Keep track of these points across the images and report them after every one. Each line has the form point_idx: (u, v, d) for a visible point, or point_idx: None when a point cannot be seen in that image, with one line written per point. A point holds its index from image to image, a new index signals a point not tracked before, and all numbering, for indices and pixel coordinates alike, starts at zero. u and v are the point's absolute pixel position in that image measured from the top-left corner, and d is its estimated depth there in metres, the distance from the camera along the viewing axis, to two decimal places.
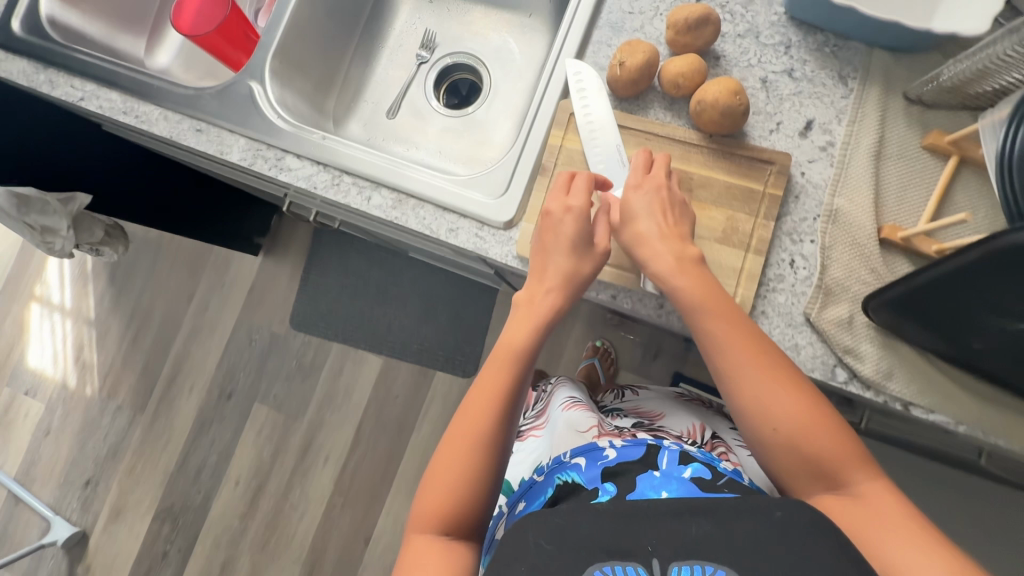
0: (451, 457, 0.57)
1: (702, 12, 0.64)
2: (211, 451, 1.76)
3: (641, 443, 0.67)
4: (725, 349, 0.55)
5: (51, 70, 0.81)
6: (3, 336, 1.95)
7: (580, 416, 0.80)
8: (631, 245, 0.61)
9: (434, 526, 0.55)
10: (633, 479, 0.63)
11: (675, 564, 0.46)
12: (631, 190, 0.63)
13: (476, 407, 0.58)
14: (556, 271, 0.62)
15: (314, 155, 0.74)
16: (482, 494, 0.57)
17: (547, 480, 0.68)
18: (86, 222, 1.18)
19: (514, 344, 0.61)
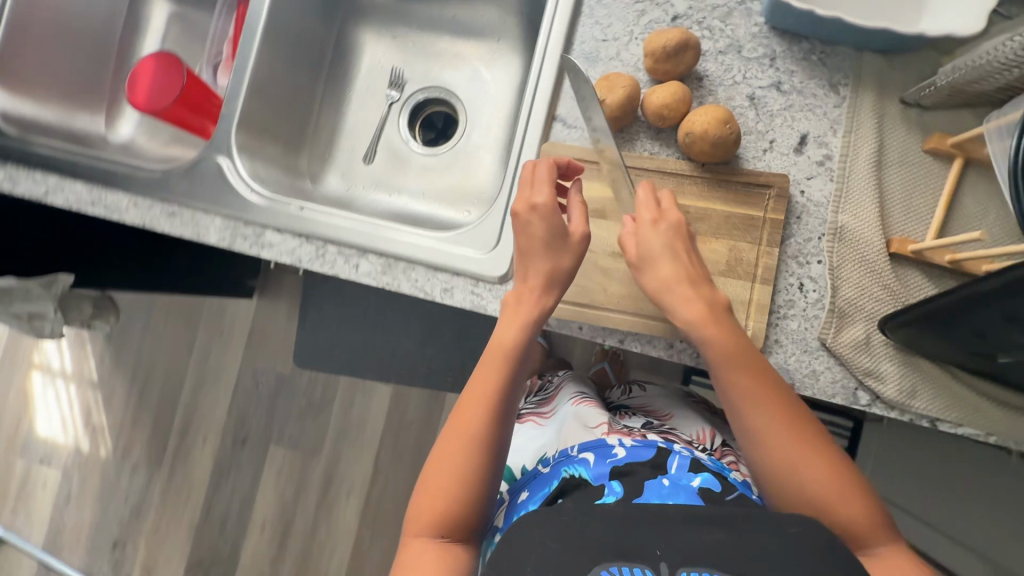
0: (448, 463, 0.56)
1: (680, 38, 0.61)
2: (234, 499, 1.75)
3: (651, 446, 0.67)
4: (753, 406, 0.53)
5: (9, 166, 0.78)
6: (8, 408, 1.92)
7: (591, 413, 0.79)
8: (660, 291, 0.57)
9: (433, 530, 0.55)
10: (642, 482, 0.61)
11: (685, 569, 0.45)
12: (648, 228, 0.58)
13: (469, 410, 0.57)
14: (539, 271, 0.60)
15: (294, 227, 0.71)
16: (480, 498, 0.56)
17: (553, 473, 0.66)
18: (74, 300, 1.15)
19: (502, 345, 0.59)
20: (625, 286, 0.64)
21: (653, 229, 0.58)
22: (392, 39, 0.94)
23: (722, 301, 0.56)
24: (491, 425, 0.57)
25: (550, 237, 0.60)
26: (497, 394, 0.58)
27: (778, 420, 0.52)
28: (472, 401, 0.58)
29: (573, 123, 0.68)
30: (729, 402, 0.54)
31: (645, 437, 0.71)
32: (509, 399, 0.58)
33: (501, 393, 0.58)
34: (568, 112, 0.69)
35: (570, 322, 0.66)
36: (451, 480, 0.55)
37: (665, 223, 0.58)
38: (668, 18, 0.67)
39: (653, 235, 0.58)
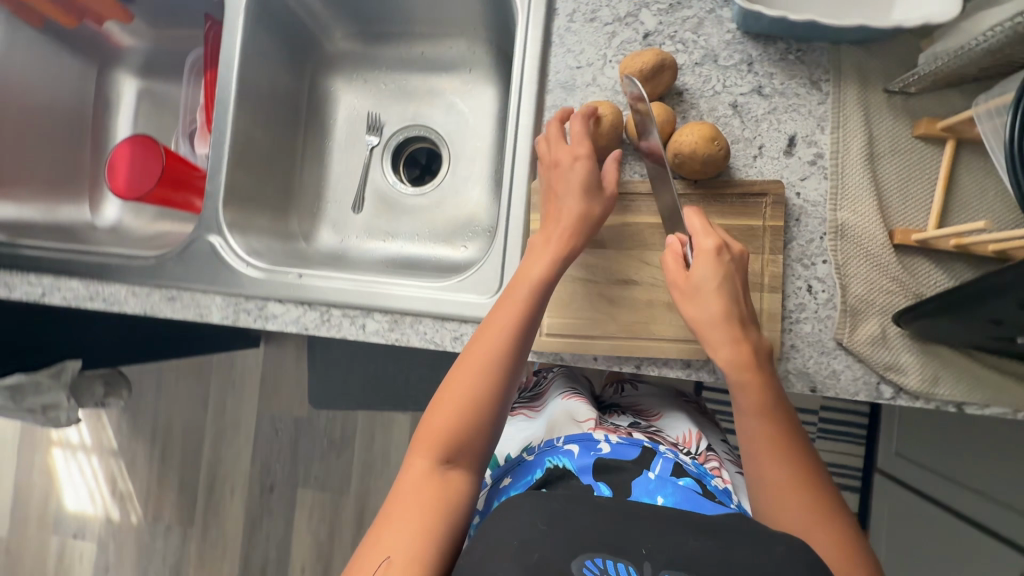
0: (459, 388, 0.57)
1: (656, 60, 0.60)
2: (270, 546, 1.76)
3: (635, 445, 0.70)
4: (774, 458, 0.54)
5: (2, 272, 0.77)
6: (33, 488, 1.92)
7: (580, 407, 0.80)
8: (710, 322, 0.56)
9: (436, 450, 0.55)
10: (627, 480, 0.64)
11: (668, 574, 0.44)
12: (709, 258, 0.55)
13: (490, 336, 0.59)
14: (570, 213, 0.61)
15: (296, 296, 0.71)
16: (483, 429, 0.57)
17: (536, 461, 0.69)
18: (85, 384, 1.15)
19: (529, 275, 0.60)
20: (634, 312, 0.64)
21: (713, 259, 0.55)
22: (365, 85, 0.94)
23: (767, 348, 0.56)
24: (506, 361, 0.58)
25: (575, 185, 0.62)
26: (511, 332, 0.59)
27: (797, 476, 0.53)
28: (485, 333, 0.59)
29: None
30: (751, 449, 0.55)
31: (630, 434, 0.74)
32: (525, 339, 0.59)
33: (516, 329, 0.59)
34: None
35: (584, 355, 0.66)
36: (459, 404, 0.56)
37: (726, 258, 0.56)
38: (639, 36, 0.66)
39: (713, 268, 0.55)
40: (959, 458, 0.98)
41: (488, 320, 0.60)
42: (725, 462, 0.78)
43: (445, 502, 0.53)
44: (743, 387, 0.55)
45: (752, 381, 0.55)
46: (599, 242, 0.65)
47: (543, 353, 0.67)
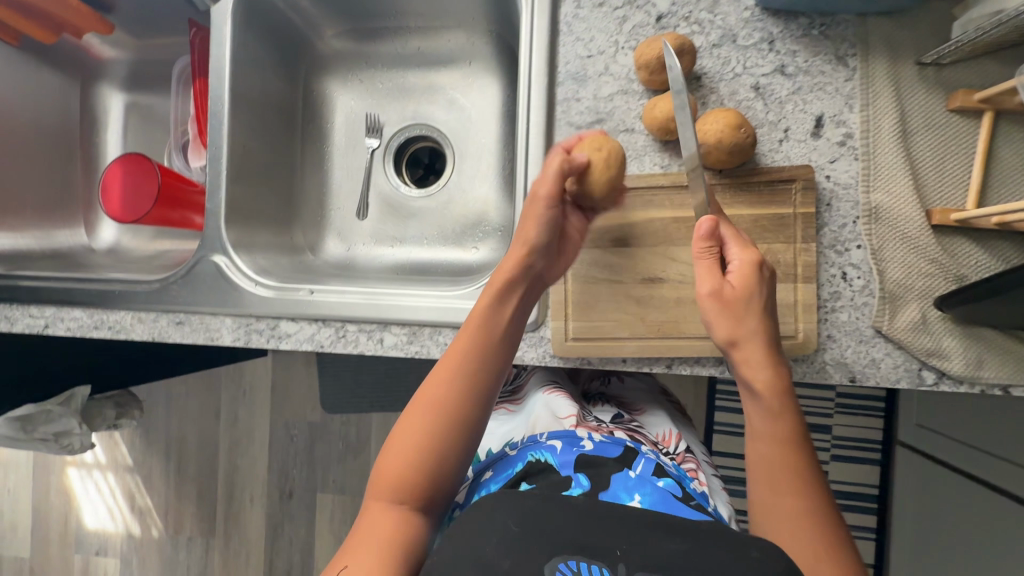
0: (416, 430, 0.56)
1: (675, 44, 0.57)
2: (293, 551, 1.76)
3: (619, 442, 0.63)
4: (789, 488, 0.51)
5: (2, 305, 0.75)
6: (51, 508, 1.91)
7: (562, 403, 0.74)
8: (755, 337, 0.54)
9: (392, 494, 0.55)
10: (606, 476, 0.57)
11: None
12: (749, 275, 0.55)
13: (444, 375, 0.58)
14: (512, 263, 0.62)
15: (309, 313, 0.69)
16: (443, 473, 0.56)
17: (519, 455, 0.64)
18: (95, 408, 1.13)
19: (480, 315, 0.60)
20: (663, 312, 0.61)
21: (753, 274, 0.55)
22: (361, 85, 0.90)
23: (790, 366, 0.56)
24: (465, 402, 0.58)
25: (546, 236, 0.61)
26: (466, 369, 0.58)
27: (812, 508, 0.50)
28: (440, 372, 0.59)
29: None
30: (761, 477, 0.53)
31: (613, 432, 0.67)
32: (485, 376, 0.59)
33: (471, 370, 0.58)
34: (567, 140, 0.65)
35: (612, 357, 0.63)
36: (417, 450, 0.56)
37: (764, 276, 0.55)
38: (652, 19, 0.63)
39: (750, 284, 0.55)
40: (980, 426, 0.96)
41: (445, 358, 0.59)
42: (703, 466, 0.73)
43: (404, 552, 0.52)
44: (774, 411, 0.54)
45: (782, 405, 0.54)
46: (623, 240, 0.62)
47: (569, 358, 0.65)
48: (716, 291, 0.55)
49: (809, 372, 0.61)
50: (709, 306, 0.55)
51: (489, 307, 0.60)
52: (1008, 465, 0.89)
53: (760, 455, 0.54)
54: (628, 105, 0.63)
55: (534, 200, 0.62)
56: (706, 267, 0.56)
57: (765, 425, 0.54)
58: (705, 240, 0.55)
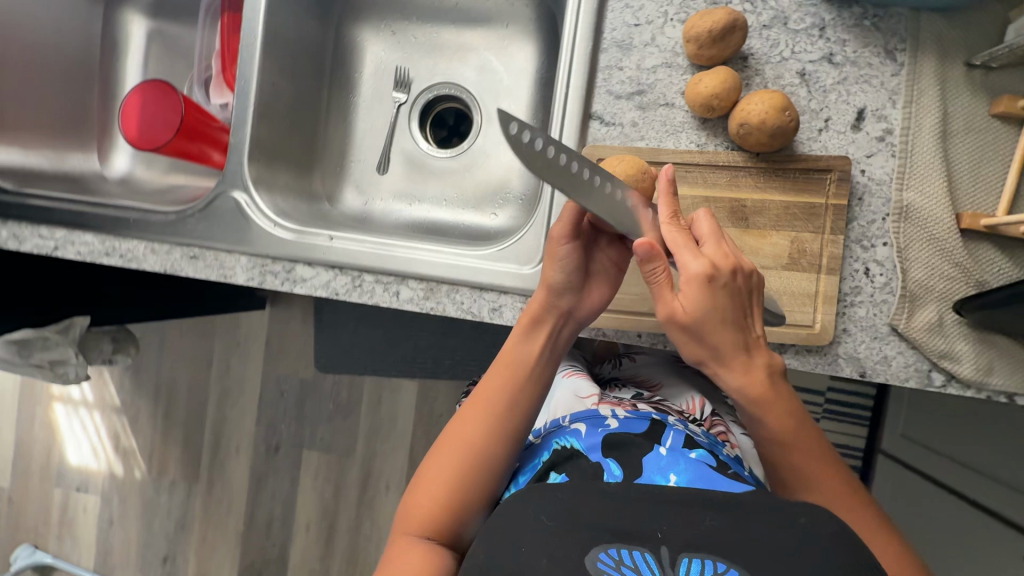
0: (444, 469, 0.58)
1: (728, 19, 0.56)
2: (275, 504, 1.77)
3: (645, 418, 0.65)
4: (806, 487, 0.54)
5: (12, 223, 0.73)
6: (34, 441, 1.91)
7: (582, 384, 0.78)
8: (715, 356, 0.50)
9: (419, 528, 0.57)
10: (636, 457, 0.58)
11: (686, 556, 0.43)
12: (694, 288, 0.49)
13: (471, 416, 0.60)
14: (537, 304, 0.61)
15: (327, 259, 0.68)
16: (472, 509, 0.58)
17: (544, 445, 0.64)
18: (92, 341, 1.12)
19: (510, 355, 0.62)
20: None
21: (702, 288, 0.49)
22: (393, 36, 0.88)
23: (781, 369, 0.52)
24: (492, 443, 0.59)
25: (574, 278, 0.60)
26: (494, 408, 0.60)
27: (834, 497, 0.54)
28: (468, 413, 0.61)
29: (611, 120, 0.63)
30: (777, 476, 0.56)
31: (636, 407, 0.69)
32: (512, 418, 0.60)
33: (500, 412, 0.60)
34: (605, 109, 0.63)
35: (627, 332, 0.66)
36: (444, 488, 0.58)
37: (716, 284, 0.49)
38: None
39: (701, 296, 0.49)
40: (963, 441, 0.98)
41: (475, 396, 0.62)
42: (730, 428, 0.76)
43: None
44: (760, 421, 0.53)
45: (768, 418, 0.52)
46: None
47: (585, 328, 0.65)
48: (672, 317, 0.50)
49: (821, 363, 0.61)
50: (670, 331, 0.51)
51: (517, 347, 0.61)
52: (985, 479, 0.91)
53: (769, 455, 0.55)
54: (671, 79, 0.62)
55: (554, 245, 0.60)
56: (660, 289, 0.50)
57: (763, 434, 0.53)
58: (649, 264, 0.50)
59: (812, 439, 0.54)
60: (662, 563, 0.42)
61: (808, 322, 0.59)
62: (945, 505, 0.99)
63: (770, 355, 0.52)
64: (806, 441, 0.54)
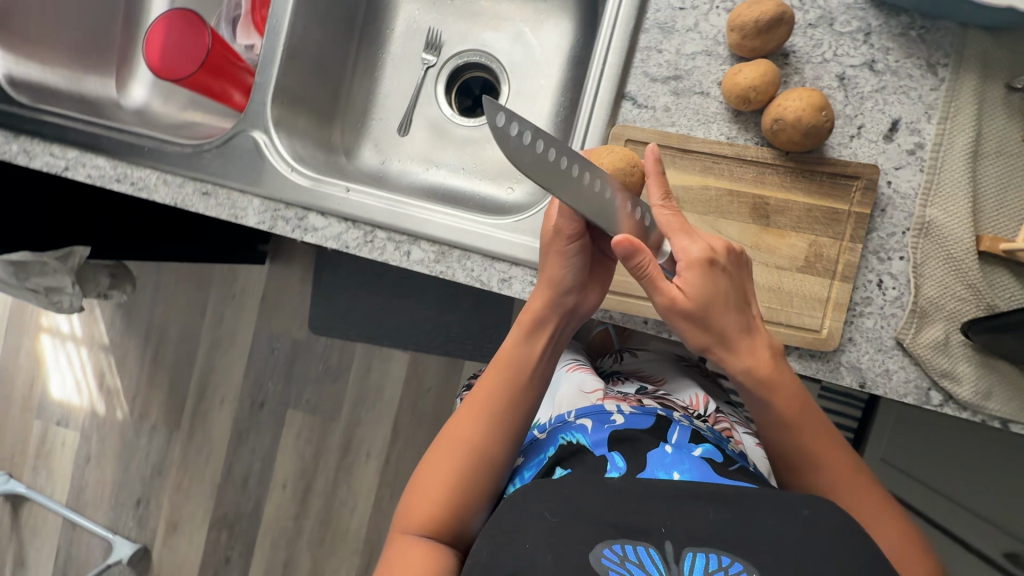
0: (444, 468, 0.59)
1: (776, 10, 0.55)
2: (254, 459, 1.77)
3: (650, 414, 0.65)
4: (811, 470, 0.56)
5: (23, 138, 0.72)
6: (18, 369, 1.90)
7: (587, 379, 0.78)
8: (723, 341, 0.52)
9: (419, 527, 0.57)
10: (642, 453, 0.59)
11: (691, 550, 0.44)
12: (695, 270, 0.50)
13: (471, 414, 0.61)
14: (538, 303, 0.62)
15: (341, 210, 0.67)
16: (472, 506, 0.58)
17: (549, 439, 0.65)
18: (89, 273, 1.11)
19: (510, 354, 0.63)
20: None
21: (706, 271, 0.50)
22: None
23: (778, 347, 0.55)
24: (492, 442, 0.59)
25: (581, 276, 0.60)
26: (494, 407, 0.61)
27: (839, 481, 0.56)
28: (468, 413, 0.61)
29: (644, 102, 0.62)
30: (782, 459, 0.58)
31: (641, 403, 0.69)
32: (511, 415, 0.61)
33: (500, 411, 0.61)
34: (639, 90, 0.62)
35: (635, 316, 0.66)
36: (444, 486, 0.58)
37: (716, 268, 0.51)
38: None
39: (701, 280, 0.50)
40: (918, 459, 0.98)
41: (473, 394, 0.62)
42: (734, 424, 0.76)
43: None
44: (768, 404, 0.55)
45: (776, 400, 0.54)
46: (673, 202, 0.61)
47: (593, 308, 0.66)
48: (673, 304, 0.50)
49: (822, 369, 0.61)
50: (671, 318, 0.51)
51: (518, 347, 0.63)
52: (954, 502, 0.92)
53: (771, 429, 0.57)
54: (709, 67, 0.61)
55: (559, 246, 0.59)
56: (653, 279, 0.50)
57: (771, 417, 0.56)
58: (631, 260, 0.49)
59: (817, 422, 0.57)
60: (667, 558, 0.44)
61: (816, 327, 0.59)
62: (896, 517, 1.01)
63: (768, 337, 0.55)
64: (812, 423, 0.56)
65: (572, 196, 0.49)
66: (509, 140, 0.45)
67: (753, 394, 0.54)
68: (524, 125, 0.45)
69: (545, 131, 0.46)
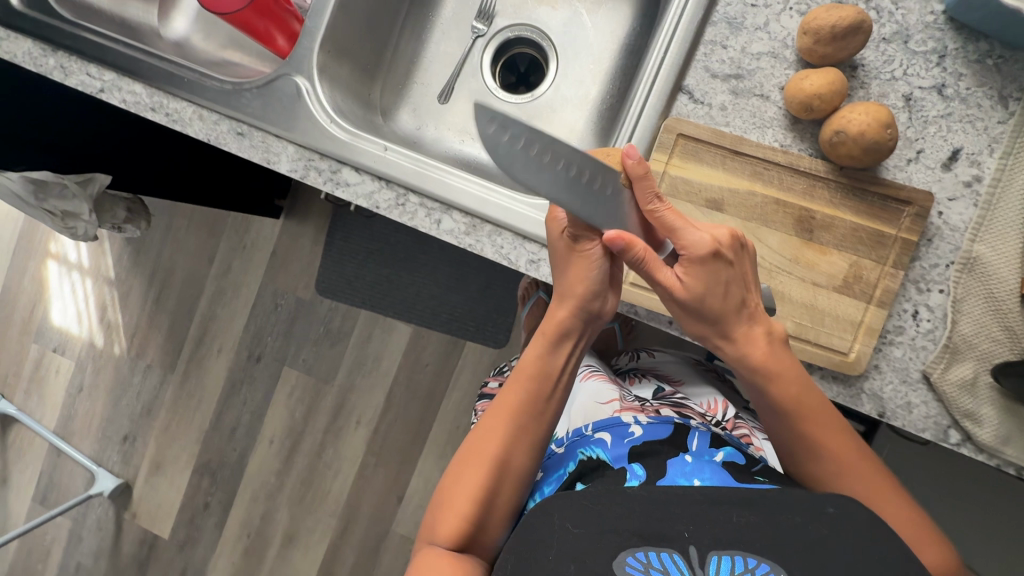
0: (472, 483, 0.57)
1: (855, 18, 0.53)
2: (245, 411, 1.77)
3: (668, 422, 0.67)
4: (816, 458, 0.56)
5: (61, 53, 0.70)
6: (21, 292, 1.90)
7: (602, 388, 0.78)
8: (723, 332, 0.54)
9: (445, 541, 0.56)
10: (663, 461, 0.61)
11: (715, 553, 0.46)
12: (697, 265, 0.51)
13: (495, 427, 0.59)
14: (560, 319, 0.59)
15: (375, 168, 0.65)
16: (496, 516, 0.58)
17: (568, 454, 0.66)
18: (108, 203, 1.10)
19: (534, 364, 0.60)
20: None
21: (705, 263, 0.51)
22: None
23: (781, 334, 0.55)
24: (519, 454, 0.58)
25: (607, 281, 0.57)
26: (521, 419, 0.59)
27: (849, 468, 0.55)
28: (492, 425, 0.59)
29: (700, 98, 0.60)
30: (788, 448, 0.58)
31: (659, 412, 0.70)
32: (535, 428, 0.59)
33: (525, 424, 0.59)
34: (698, 85, 0.60)
35: (660, 315, 0.65)
36: (471, 500, 0.56)
37: (722, 260, 0.51)
38: None
39: (702, 274, 0.51)
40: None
41: (496, 406, 0.60)
42: (753, 430, 0.77)
43: None
44: (768, 393, 0.55)
45: (772, 389, 0.55)
46: (716, 204, 0.59)
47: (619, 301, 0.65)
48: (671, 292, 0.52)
49: (843, 393, 0.60)
50: (669, 307, 0.54)
51: (545, 358, 0.60)
52: None
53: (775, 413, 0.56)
54: (773, 70, 0.59)
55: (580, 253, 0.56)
56: (649, 272, 0.52)
57: (772, 404, 0.56)
58: (627, 254, 0.50)
59: (824, 408, 0.56)
60: (692, 563, 0.46)
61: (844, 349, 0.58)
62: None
63: (770, 323, 0.55)
64: (817, 411, 0.55)
65: (569, 193, 0.50)
66: (500, 145, 0.49)
67: (755, 382, 0.55)
68: (515, 131, 0.48)
69: (540, 133, 0.48)
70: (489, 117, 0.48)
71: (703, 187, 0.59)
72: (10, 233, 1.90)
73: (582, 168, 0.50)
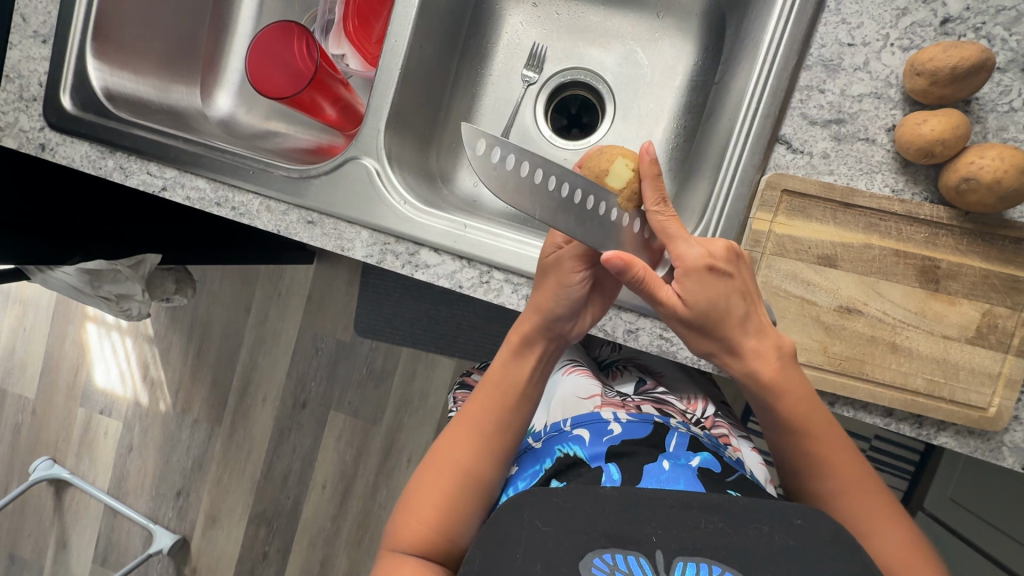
0: (433, 490, 0.54)
1: (979, 56, 0.49)
2: (295, 458, 1.59)
3: (647, 421, 0.60)
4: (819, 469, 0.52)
5: (119, 154, 0.69)
6: (63, 357, 1.74)
7: (582, 382, 0.71)
8: (728, 350, 0.49)
9: (409, 545, 0.52)
10: (640, 465, 0.55)
11: (681, 560, 0.41)
12: (698, 282, 0.46)
13: (460, 432, 0.56)
14: (525, 327, 0.56)
15: (457, 248, 0.63)
16: (465, 525, 0.54)
17: (545, 450, 0.59)
18: (156, 278, 1.08)
19: (506, 377, 0.57)
20: (849, 346, 0.56)
21: (705, 280, 0.46)
22: (534, 9, 0.81)
23: (789, 349, 0.51)
24: (484, 462, 0.54)
25: (574, 306, 0.53)
26: (488, 428, 0.55)
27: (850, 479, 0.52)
28: (460, 431, 0.56)
29: (800, 147, 0.57)
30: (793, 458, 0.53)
31: (639, 409, 0.64)
32: (507, 441, 0.55)
33: (492, 433, 0.55)
34: (796, 134, 0.57)
35: None
36: (436, 509, 0.53)
37: (720, 275, 0.47)
38: (935, 21, 0.54)
39: (703, 288, 0.46)
40: (979, 493, 0.89)
41: (464, 415, 0.57)
42: (732, 429, 0.74)
43: None
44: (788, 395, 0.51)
45: (780, 404, 0.51)
46: (830, 259, 0.55)
47: None
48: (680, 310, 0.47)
49: (982, 448, 0.56)
50: (673, 326, 0.48)
51: (506, 368, 0.57)
52: None
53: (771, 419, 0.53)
54: (878, 112, 0.55)
55: (564, 271, 0.53)
56: (651, 293, 0.45)
57: (770, 416, 0.53)
58: (626, 276, 0.44)
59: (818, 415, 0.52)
60: (657, 567, 0.40)
61: (985, 404, 0.54)
62: (956, 558, 0.90)
63: (779, 337, 0.51)
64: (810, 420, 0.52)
65: (561, 215, 0.45)
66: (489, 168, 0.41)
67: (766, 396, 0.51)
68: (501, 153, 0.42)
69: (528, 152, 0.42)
70: (480, 140, 0.41)
71: (814, 245, 0.55)
72: (32, 298, 1.74)
73: (575, 186, 0.45)
